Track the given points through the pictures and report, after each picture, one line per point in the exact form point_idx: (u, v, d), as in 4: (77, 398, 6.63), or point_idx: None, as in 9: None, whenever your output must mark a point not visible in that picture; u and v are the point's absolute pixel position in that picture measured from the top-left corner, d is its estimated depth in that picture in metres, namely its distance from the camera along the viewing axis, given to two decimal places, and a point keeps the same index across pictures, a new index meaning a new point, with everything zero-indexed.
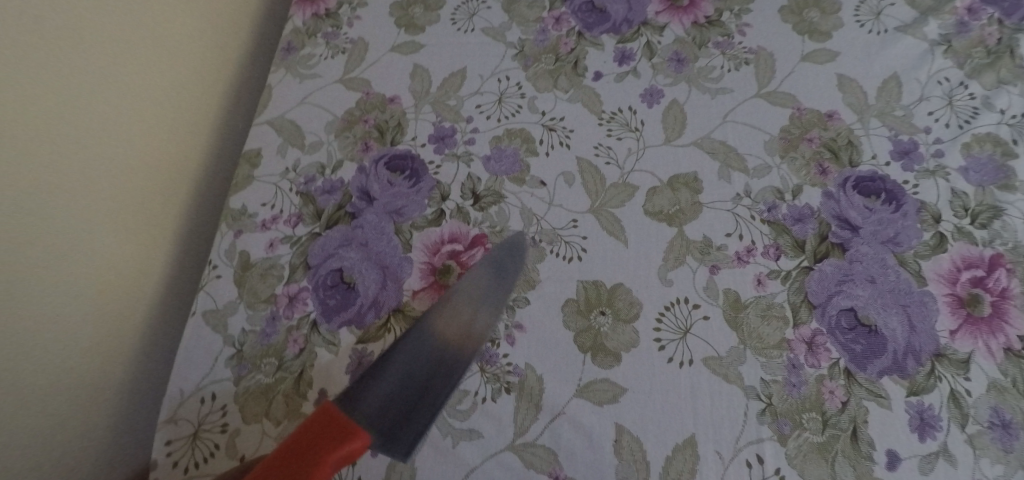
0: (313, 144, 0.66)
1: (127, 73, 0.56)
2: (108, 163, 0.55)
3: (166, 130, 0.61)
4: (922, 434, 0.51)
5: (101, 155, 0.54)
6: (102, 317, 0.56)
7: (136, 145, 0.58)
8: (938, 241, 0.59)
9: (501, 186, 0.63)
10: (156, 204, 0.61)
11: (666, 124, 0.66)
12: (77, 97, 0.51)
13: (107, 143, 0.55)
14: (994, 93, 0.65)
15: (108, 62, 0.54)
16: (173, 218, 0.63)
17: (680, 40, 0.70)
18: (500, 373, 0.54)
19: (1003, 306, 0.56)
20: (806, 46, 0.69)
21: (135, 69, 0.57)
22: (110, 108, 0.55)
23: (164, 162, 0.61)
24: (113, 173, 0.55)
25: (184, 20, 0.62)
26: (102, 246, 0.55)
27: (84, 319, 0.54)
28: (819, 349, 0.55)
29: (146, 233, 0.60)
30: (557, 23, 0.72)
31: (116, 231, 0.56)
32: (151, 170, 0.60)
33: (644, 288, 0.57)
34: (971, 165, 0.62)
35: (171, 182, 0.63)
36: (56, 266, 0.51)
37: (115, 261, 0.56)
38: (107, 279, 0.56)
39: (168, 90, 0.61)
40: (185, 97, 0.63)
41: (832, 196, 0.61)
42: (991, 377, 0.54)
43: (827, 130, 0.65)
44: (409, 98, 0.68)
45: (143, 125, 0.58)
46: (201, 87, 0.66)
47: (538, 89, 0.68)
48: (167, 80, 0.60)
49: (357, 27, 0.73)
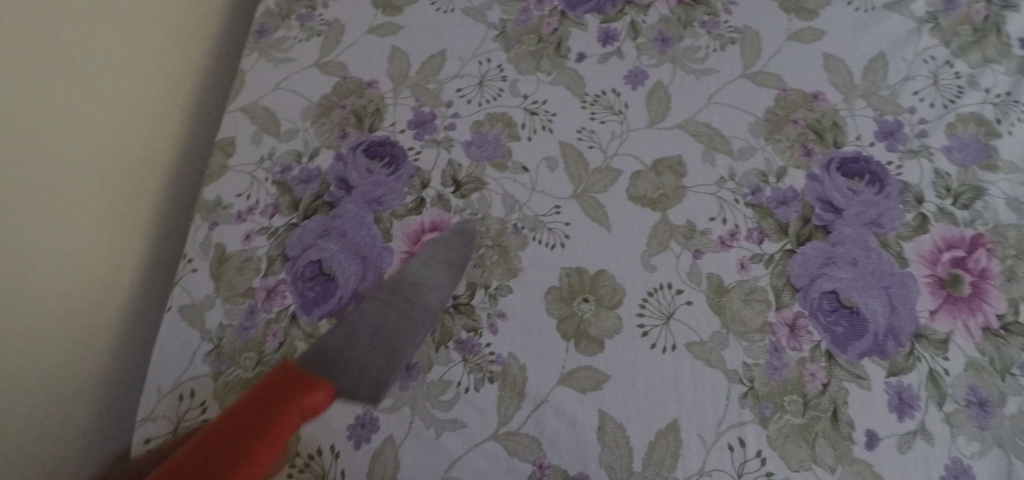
0: (289, 132, 0.65)
1: (107, 55, 0.57)
2: (89, 144, 0.56)
3: (146, 115, 0.62)
4: (901, 414, 0.52)
5: (83, 136, 0.55)
6: (82, 306, 0.56)
7: (115, 128, 0.58)
8: (920, 222, 0.59)
9: (483, 173, 0.62)
10: (132, 194, 0.61)
11: (650, 106, 0.65)
12: (56, 76, 0.52)
13: (87, 125, 0.55)
14: (980, 72, 0.65)
15: (88, 42, 0.55)
16: (150, 208, 0.63)
17: (664, 19, 0.69)
18: (482, 362, 0.54)
19: (982, 286, 0.57)
20: (793, 25, 0.68)
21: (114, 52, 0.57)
22: (86, 92, 0.55)
23: (139, 152, 0.61)
24: (94, 156, 0.56)
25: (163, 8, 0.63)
26: (85, 229, 0.56)
27: (67, 305, 0.54)
28: (801, 332, 0.55)
29: (126, 219, 0.60)
30: (540, 2, 0.71)
31: (98, 215, 0.57)
32: (130, 156, 0.60)
33: (627, 274, 0.57)
34: (955, 145, 0.62)
35: (150, 170, 0.63)
36: (42, 243, 0.51)
37: (97, 248, 0.57)
38: (90, 265, 0.56)
39: (148, 76, 0.62)
40: (164, 85, 0.64)
41: (816, 178, 0.61)
42: (969, 356, 0.54)
43: (812, 111, 0.64)
44: (388, 82, 0.67)
45: (115, 114, 0.58)
46: (181, 76, 0.66)
47: (520, 71, 0.67)
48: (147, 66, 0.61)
49: (333, 8, 0.71)
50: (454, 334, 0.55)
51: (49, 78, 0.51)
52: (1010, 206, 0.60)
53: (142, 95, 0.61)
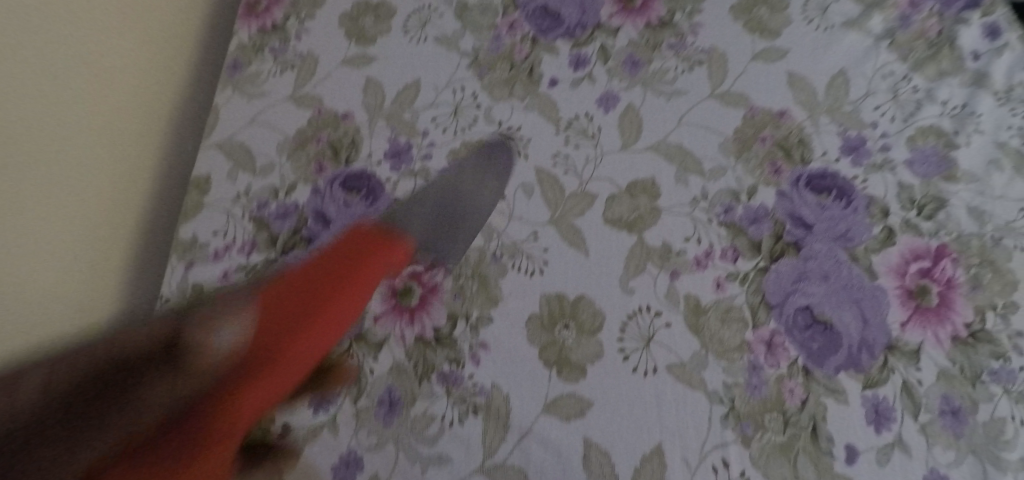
0: (265, 167, 0.65)
1: (101, 71, 0.59)
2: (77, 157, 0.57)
3: (131, 133, 0.63)
4: (878, 427, 0.53)
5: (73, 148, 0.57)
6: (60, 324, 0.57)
7: (103, 143, 0.60)
8: (887, 234, 0.61)
9: (461, 201, 0.62)
10: (113, 210, 0.62)
11: (623, 129, 0.66)
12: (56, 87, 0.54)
13: (79, 137, 0.57)
14: (937, 86, 0.67)
15: (85, 57, 0.57)
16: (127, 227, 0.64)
17: (633, 42, 0.70)
18: (467, 394, 0.55)
19: (949, 295, 0.58)
20: (757, 45, 0.69)
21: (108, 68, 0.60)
22: (80, 104, 0.57)
23: (122, 170, 0.63)
24: (81, 168, 0.58)
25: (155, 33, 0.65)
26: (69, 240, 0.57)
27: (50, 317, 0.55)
28: (777, 348, 0.56)
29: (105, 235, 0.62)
30: (510, 29, 0.72)
31: (82, 227, 0.58)
32: (113, 171, 0.62)
33: (606, 298, 0.58)
34: (917, 158, 0.64)
35: (130, 189, 0.64)
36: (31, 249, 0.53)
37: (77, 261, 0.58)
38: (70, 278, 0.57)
39: (137, 95, 0.64)
40: (150, 107, 0.66)
41: (785, 194, 0.63)
42: (940, 365, 0.55)
43: (779, 129, 0.66)
44: (363, 113, 0.67)
45: (96, 135, 0.59)
46: (167, 99, 0.68)
47: (494, 98, 0.68)
48: (137, 84, 0.64)
49: (305, 41, 0.72)
50: (436, 366, 0.56)
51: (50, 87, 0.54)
52: (971, 217, 0.61)
53: (123, 120, 0.62)
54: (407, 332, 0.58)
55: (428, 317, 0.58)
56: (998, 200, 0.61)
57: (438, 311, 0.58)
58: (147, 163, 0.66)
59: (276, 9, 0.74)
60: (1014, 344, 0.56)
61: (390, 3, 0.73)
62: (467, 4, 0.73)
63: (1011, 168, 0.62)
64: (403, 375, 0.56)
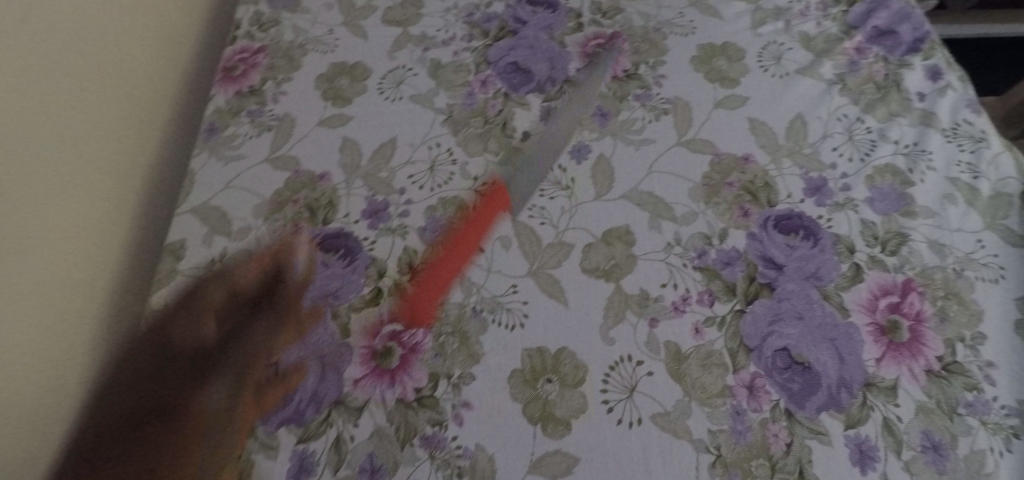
0: (241, 231, 0.64)
1: (104, 107, 0.61)
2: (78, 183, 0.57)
3: (116, 178, 0.63)
4: (863, 467, 0.53)
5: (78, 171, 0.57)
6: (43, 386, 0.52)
7: (96, 179, 0.60)
8: (855, 271, 0.62)
9: (439, 257, 0.62)
10: (95, 257, 0.60)
11: (596, 179, 0.67)
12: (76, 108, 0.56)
13: (83, 163, 0.58)
14: (888, 126, 0.70)
15: (97, 88, 0.59)
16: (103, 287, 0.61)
17: (601, 95, 0.73)
18: (450, 457, 0.53)
19: (919, 330, 0.60)
20: (718, 93, 0.72)
21: (109, 105, 0.61)
22: (89, 134, 0.58)
23: (106, 216, 0.61)
24: (79, 194, 0.57)
25: (145, 89, 0.67)
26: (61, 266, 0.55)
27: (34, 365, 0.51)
28: (759, 392, 0.56)
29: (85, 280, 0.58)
30: (483, 85, 0.74)
31: (72, 258, 0.56)
32: (99, 213, 0.60)
33: (588, 349, 0.58)
34: (876, 195, 0.66)
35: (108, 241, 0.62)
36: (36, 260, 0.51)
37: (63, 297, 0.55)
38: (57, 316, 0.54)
39: (126, 139, 0.64)
40: (133, 158, 0.66)
41: (755, 236, 0.64)
42: (918, 400, 0.56)
43: (745, 174, 0.67)
44: (340, 173, 0.67)
45: (94, 168, 0.59)
46: (145, 155, 0.68)
47: (469, 153, 0.69)
48: (127, 128, 0.65)
49: (282, 102, 0.72)
50: (419, 429, 0.54)
51: (72, 106, 0.56)
52: (933, 250, 0.63)
53: (113, 163, 0.62)
54: (387, 395, 0.55)
55: (409, 378, 0.56)
56: (956, 232, 0.64)
57: (419, 371, 0.56)
58: (121, 220, 0.64)
59: (253, 73, 0.75)
60: (986, 375, 0.58)
61: (366, 64, 0.75)
62: (441, 64, 0.75)
63: (964, 201, 0.66)
64: (384, 440, 0.54)
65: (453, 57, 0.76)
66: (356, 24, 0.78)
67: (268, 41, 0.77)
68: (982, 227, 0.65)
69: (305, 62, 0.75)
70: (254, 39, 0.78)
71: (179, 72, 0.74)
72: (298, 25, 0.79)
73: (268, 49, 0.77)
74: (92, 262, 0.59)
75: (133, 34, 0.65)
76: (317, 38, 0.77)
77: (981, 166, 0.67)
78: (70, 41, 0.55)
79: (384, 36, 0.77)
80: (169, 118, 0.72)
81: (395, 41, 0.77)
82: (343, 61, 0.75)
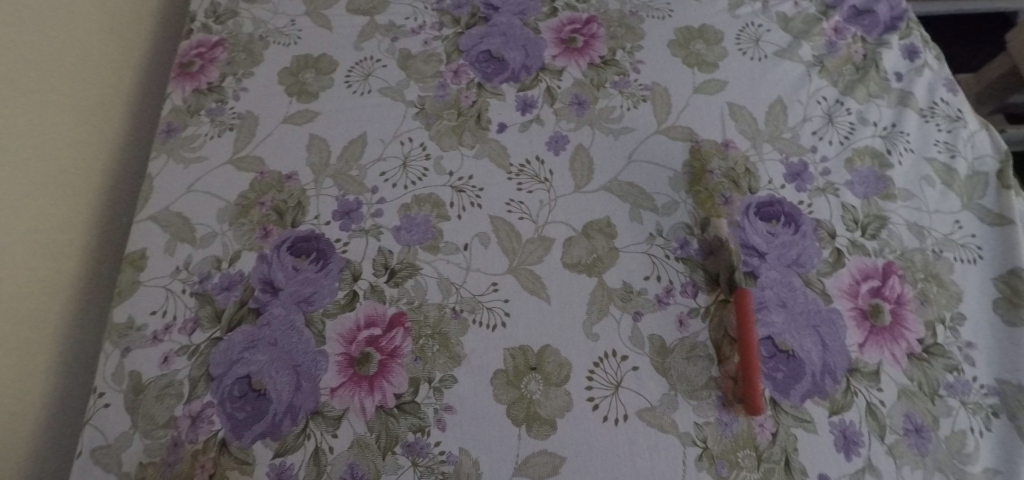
0: (206, 237, 0.61)
1: (63, 91, 0.59)
2: (32, 161, 0.55)
3: (76, 168, 0.61)
4: (848, 452, 0.53)
5: (32, 149, 0.55)
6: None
7: (55, 164, 0.58)
8: (836, 256, 0.62)
9: (415, 256, 0.60)
10: (52, 254, 0.57)
11: (575, 170, 0.66)
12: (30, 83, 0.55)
13: (39, 142, 0.56)
14: (867, 108, 0.70)
15: (55, 70, 0.58)
16: (62, 296, 0.58)
17: (578, 82, 0.71)
18: (433, 464, 0.52)
19: (900, 313, 0.59)
20: (697, 78, 0.71)
21: (69, 89, 0.60)
22: (46, 115, 0.57)
23: (64, 211, 0.59)
24: (34, 175, 0.55)
25: (107, 82, 0.66)
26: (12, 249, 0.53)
27: None
28: (744, 382, 0.56)
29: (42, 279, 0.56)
30: (455, 76, 0.71)
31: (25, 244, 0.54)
32: (58, 204, 0.58)
33: (571, 346, 0.56)
34: (856, 179, 0.66)
35: (67, 239, 0.59)
36: None
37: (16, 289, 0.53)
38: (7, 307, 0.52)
39: (87, 129, 0.62)
40: (95, 152, 0.63)
41: (737, 224, 0.63)
42: (901, 384, 0.56)
43: (725, 160, 0.66)
44: (309, 173, 0.65)
45: (53, 151, 0.58)
46: (108, 152, 0.65)
47: (443, 148, 0.67)
48: (88, 118, 0.63)
49: (244, 100, 0.69)
50: (400, 436, 0.53)
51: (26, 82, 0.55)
52: (912, 232, 0.63)
53: (74, 152, 0.60)
54: (366, 403, 0.54)
55: (389, 384, 0.54)
56: (934, 213, 0.64)
57: (399, 377, 0.55)
58: (81, 218, 0.61)
59: (212, 68, 0.71)
60: (966, 355, 0.58)
61: (332, 57, 0.72)
62: (411, 54, 0.73)
63: (941, 183, 0.66)
64: (365, 450, 0.52)
65: (424, 47, 0.73)
66: (319, 14, 0.75)
67: (227, 35, 0.74)
68: (959, 208, 0.65)
69: (267, 55, 0.72)
70: (212, 32, 0.74)
71: (133, 69, 0.70)
72: (258, 16, 0.75)
73: (226, 42, 0.73)
74: (50, 258, 0.57)
75: (95, 24, 0.64)
76: (278, 30, 0.74)
77: (958, 145, 0.68)
78: (31, 18, 0.55)
79: (349, 25, 0.74)
80: (129, 116, 0.69)
81: (361, 31, 0.74)
82: (307, 54, 0.72)
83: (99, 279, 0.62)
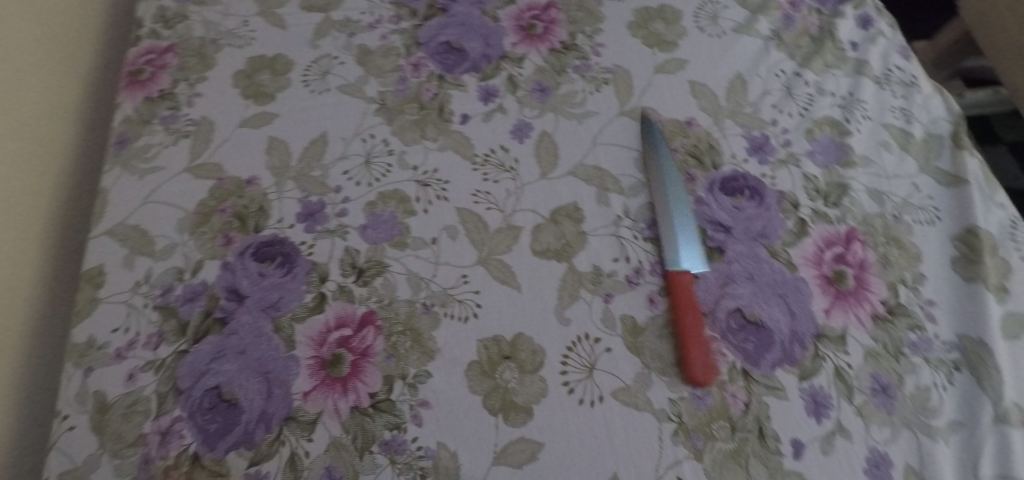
0: (167, 248, 0.60)
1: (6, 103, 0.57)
2: None
3: (24, 181, 0.59)
4: (819, 416, 0.54)
5: None
6: None
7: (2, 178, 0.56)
8: (800, 226, 0.63)
9: (382, 254, 0.60)
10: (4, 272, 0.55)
11: (540, 157, 0.65)
12: None
13: None
14: (824, 78, 0.71)
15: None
16: (18, 315, 0.56)
17: (539, 69, 0.70)
18: (412, 460, 0.52)
19: (863, 277, 0.61)
20: (657, 58, 0.71)
21: (12, 100, 0.58)
22: None
23: (14, 227, 0.57)
24: None
25: (51, 91, 0.64)
26: None
27: None
28: (716, 355, 0.57)
29: None
30: (415, 69, 0.71)
31: None
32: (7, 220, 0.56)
33: (544, 332, 0.57)
34: (817, 149, 0.67)
35: (18, 256, 0.57)
36: None
37: None
38: None
39: (32, 140, 0.60)
40: (43, 164, 0.61)
41: (703, 201, 0.64)
42: (866, 346, 0.58)
43: (688, 138, 0.67)
44: (269, 176, 0.64)
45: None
46: (57, 165, 0.63)
47: (406, 142, 0.66)
48: (33, 129, 0.61)
49: (198, 105, 0.68)
50: (376, 435, 0.52)
51: None
52: (872, 198, 0.65)
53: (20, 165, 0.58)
54: (341, 404, 0.53)
55: (363, 384, 0.54)
56: (892, 178, 0.66)
57: (373, 376, 0.54)
58: (31, 233, 0.59)
59: (163, 75, 0.70)
60: (928, 314, 0.59)
61: (287, 56, 0.71)
62: (369, 49, 0.72)
63: (898, 147, 0.67)
64: (342, 451, 0.52)
65: (382, 41, 0.72)
66: (272, 14, 0.74)
67: (177, 40, 0.72)
68: (916, 172, 0.66)
69: (220, 58, 0.71)
70: (161, 38, 0.72)
71: (80, 76, 0.68)
72: (208, 19, 0.74)
73: (177, 47, 0.72)
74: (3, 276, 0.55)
75: (35, 31, 0.62)
76: (230, 32, 0.73)
77: (913, 110, 0.69)
78: None
79: (303, 24, 0.73)
80: (78, 126, 0.67)
81: (317, 29, 0.73)
82: (262, 55, 0.71)
83: (58, 298, 0.61)
